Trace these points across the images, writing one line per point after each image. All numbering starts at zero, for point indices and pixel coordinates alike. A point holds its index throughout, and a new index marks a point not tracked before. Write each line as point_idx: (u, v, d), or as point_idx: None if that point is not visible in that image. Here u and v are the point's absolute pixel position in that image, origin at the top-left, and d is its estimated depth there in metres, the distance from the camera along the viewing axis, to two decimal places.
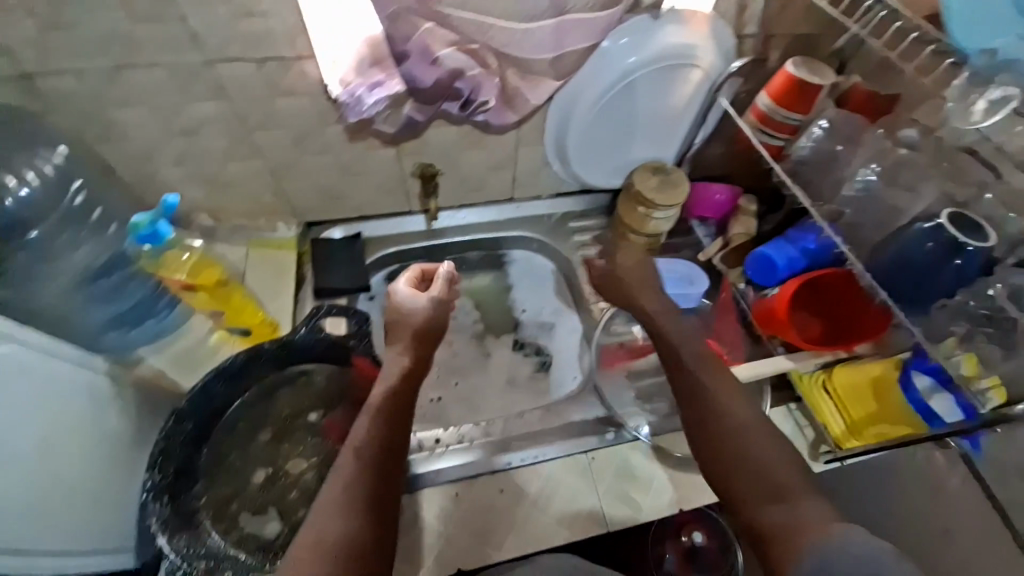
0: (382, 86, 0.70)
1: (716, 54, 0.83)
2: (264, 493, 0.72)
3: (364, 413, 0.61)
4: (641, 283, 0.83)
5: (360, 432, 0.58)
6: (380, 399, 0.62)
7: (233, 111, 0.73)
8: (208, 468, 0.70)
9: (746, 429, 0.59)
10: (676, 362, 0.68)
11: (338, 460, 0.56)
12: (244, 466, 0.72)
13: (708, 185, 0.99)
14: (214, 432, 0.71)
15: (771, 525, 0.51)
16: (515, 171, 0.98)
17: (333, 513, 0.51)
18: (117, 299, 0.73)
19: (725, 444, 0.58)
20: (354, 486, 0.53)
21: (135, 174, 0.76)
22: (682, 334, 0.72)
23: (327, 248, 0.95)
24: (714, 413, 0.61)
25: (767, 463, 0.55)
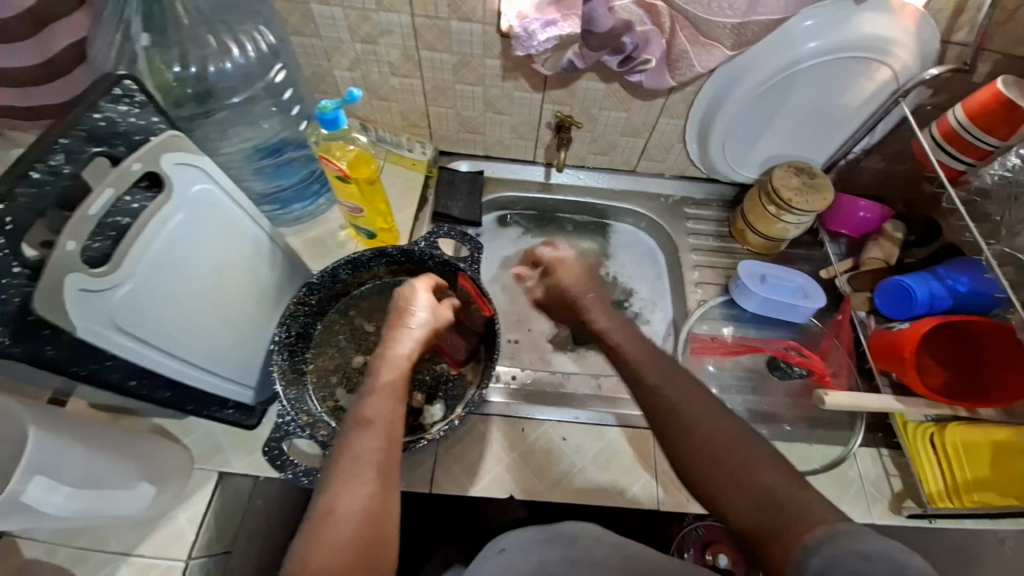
0: (555, 25, 0.71)
1: (913, 55, 0.76)
2: (361, 376, 0.78)
3: (372, 391, 0.58)
4: (622, 326, 0.69)
5: (366, 411, 0.55)
6: (385, 380, 0.59)
7: (411, 25, 0.78)
8: (321, 341, 0.79)
9: (722, 426, 0.51)
10: (673, 414, 0.54)
11: (347, 437, 0.53)
12: (347, 347, 0.80)
13: (857, 199, 0.91)
14: (331, 311, 0.81)
15: (777, 530, 0.42)
16: (648, 142, 0.97)
17: (355, 477, 0.49)
18: (276, 178, 0.84)
19: (722, 485, 0.48)
20: (364, 469, 0.50)
21: (313, 72, 0.87)
22: (680, 381, 0.57)
23: (454, 175, 1.01)
24: (710, 449, 0.50)
25: (780, 490, 0.45)
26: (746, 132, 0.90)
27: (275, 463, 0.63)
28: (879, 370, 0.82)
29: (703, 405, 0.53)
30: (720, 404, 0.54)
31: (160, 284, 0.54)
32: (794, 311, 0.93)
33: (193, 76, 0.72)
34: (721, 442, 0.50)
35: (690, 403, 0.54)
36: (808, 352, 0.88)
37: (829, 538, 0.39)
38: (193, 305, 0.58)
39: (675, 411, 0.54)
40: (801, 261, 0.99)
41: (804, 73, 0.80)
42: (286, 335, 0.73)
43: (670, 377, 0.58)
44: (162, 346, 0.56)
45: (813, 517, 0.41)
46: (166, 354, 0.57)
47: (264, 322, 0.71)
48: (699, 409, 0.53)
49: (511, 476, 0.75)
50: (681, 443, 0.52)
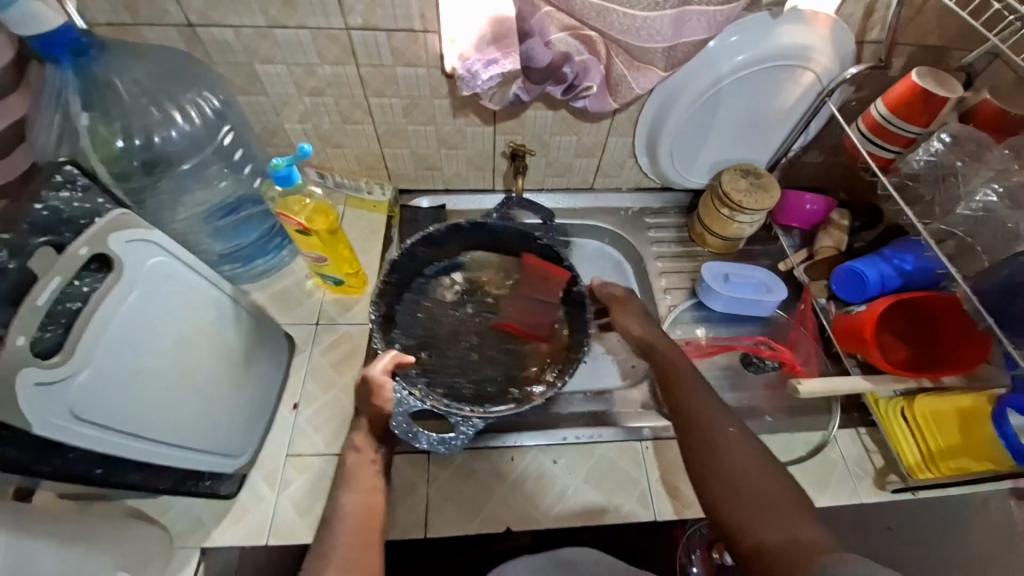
0: (496, 63, 0.73)
1: (830, 57, 0.82)
2: (452, 352, 0.83)
3: (346, 482, 0.62)
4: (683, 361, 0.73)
5: (342, 501, 0.59)
6: (360, 475, 0.62)
7: (358, 75, 0.80)
8: (407, 323, 0.83)
9: (756, 468, 0.57)
10: (714, 437, 0.61)
11: (324, 534, 0.57)
12: (436, 326, 0.84)
13: (801, 194, 0.97)
14: (414, 292, 0.86)
15: (797, 555, 0.48)
16: (601, 160, 1.00)
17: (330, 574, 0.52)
18: (237, 237, 0.84)
19: (752, 514, 0.53)
20: (333, 550, 0.55)
21: (264, 127, 0.87)
22: (720, 417, 0.63)
23: (416, 211, 1.02)
24: (740, 476, 0.57)
25: (790, 522, 0.52)
26: (690, 142, 0.95)
27: (407, 436, 0.65)
28: (844, 352, 0.86)
29: (739, 438, 0.60)
30: (753, 440, 0.60)
31: (122, 364, 0.52)
32: (761, 306, 0.95)
33: (139, 149, 0.73)
34: (749, 472, 0.57)
35: (733, 443, 0.60)
36: (777, 345, 0.91)
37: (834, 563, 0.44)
38: (164, 380, 0.57)
39: (713, 435, 0.61)
40: (760, 256, 1.03)
41: (735, 83, 0.85)
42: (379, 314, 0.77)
43: (722, 417, 0.63)
44: (127, 429, 0.53)
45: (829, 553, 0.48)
46: (132, 436, 0.54)
47: (238, 388, 0.69)
48: (737, 442, 0.60)
49: (506, 508, 0.74)
50: (717, 466, 0.58)
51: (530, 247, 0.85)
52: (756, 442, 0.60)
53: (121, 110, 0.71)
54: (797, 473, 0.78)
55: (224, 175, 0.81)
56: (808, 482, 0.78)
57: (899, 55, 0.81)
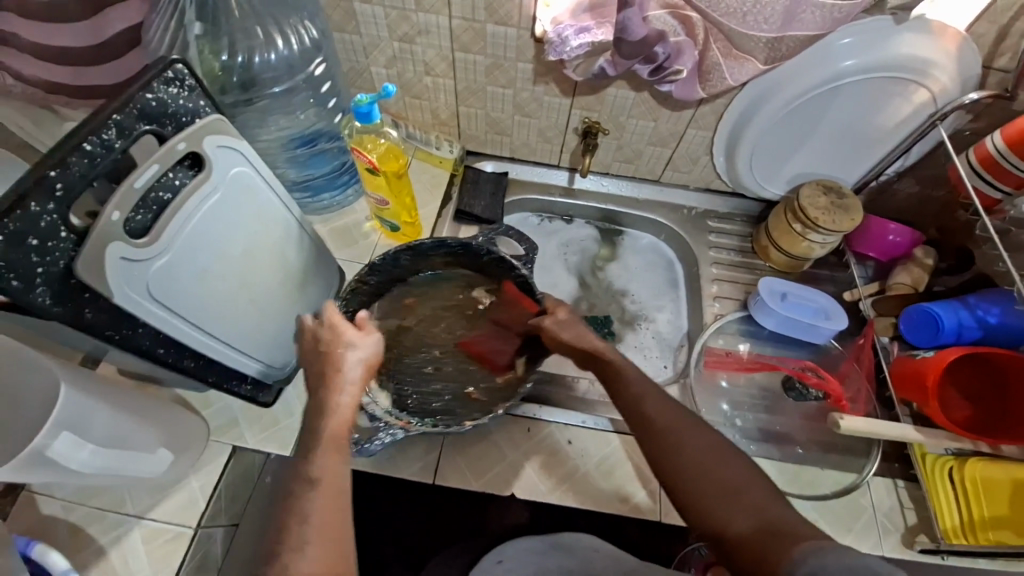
0: (588, 33, 0.73)
1: (953, 78, 0.74)
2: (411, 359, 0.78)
3: (314, 446, 0.52)
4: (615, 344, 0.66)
5: (315, 469, 0.50)
6: (331, 428, 0.54)
7: (449, 27, 0.81)
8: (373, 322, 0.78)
9: (718, 451, 0.53)
10: (669, 427, 0.55)
11: (293, 500, 0.48)
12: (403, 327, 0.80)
13: (886, 223, 0.90)
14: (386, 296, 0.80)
15: (772, 544, 0.44)
16: (674, 152, 0.97)
17: (303, 531, 0.45)
18: (310, 167, 0.88)
19: (722, 505, 0.49)
20: (304, 523, 0.46)
21: (352, 67, 0.90)
22: (670, 406, 0.57)
23: (478, 174, 1.03)
24: (703, 464, 0.52)
25: (762, 506, 0.48)
26: (776, 148, 0.89)
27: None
28: (900, 399, 0.80)
29: (695, 425, 0.55)
30: (708, 425, 0.55)
31: (194, 257, 0.56)
32: (813, 333, 0.90)
33: (238, 65, 0.75)
34: (714, 459, 0.52)
35: (686, 429, 0.55)
36: (825, 374, 0.86)
37: (814, 549, 0.41)
38: (228, 281, 0.61)
39: (669, 426, 0.55)
40: (825, 282, 0.97)
41: (840, 90, 0.78)
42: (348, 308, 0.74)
43: (669, 402, 0.58)
44: (190, 318, 0.58)
45: (801, 539, 0.44)
46: (194, 326, 0.59)
47: (293, 306, 0.73)
48: (694, 429, 0.55)
49: (513, 474, 0.75)
50: (680, 458, 0.52)
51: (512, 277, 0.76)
52: (712, 430, 0.55)
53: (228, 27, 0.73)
54: (818, 508, 0.75)
55: (307, 106, 0.83)
56: (828, 521, 0.74)
57: None
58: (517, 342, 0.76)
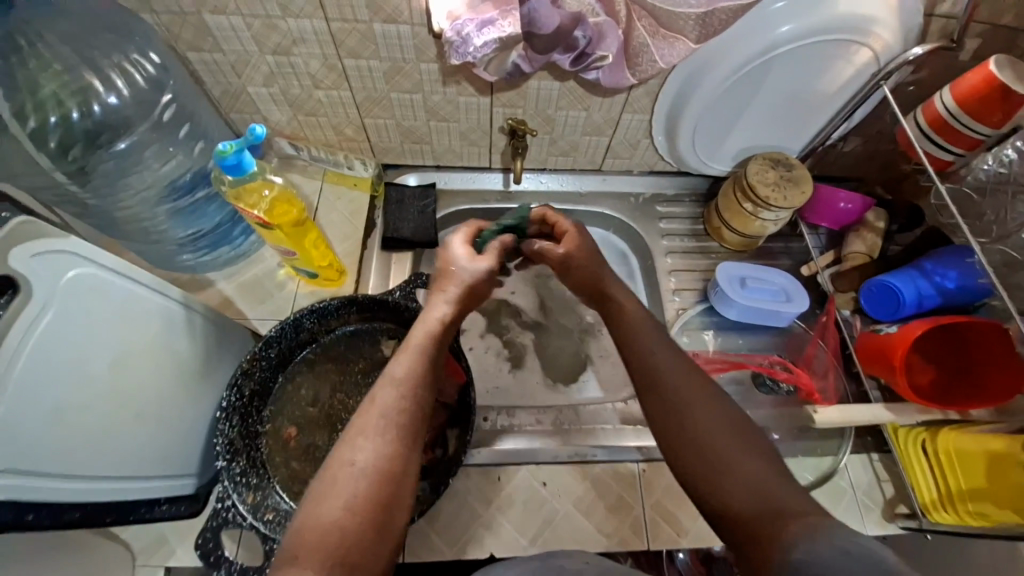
0: (493, 26, 0.61)
1: (894, 33, 0.68)
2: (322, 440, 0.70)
3: (403, 349, 0.54)
4: (625, 291, 0.64)
5: (400, 370, 0.52)
6: (414, 336, 0.55)
7: (328, 31, 0.67)
8: (281, 400, 0.71)
9: (711, 405, 0.50)
10: (658, 372, 0.53)
11: (373, 392, 0.50)
12: (309, 408, 0.72)
13: (836, 191, 0.86)
14: (295, 366, 0.73)
15: (767, 516, 0.42)
16: (612, 140, 0.88)
17: (370, 432, 0.47)
18: (198, 219, 0.75)
19: (711, 472, 0.46)
20: (384, 411, 0.48)
21: (222, 91, 0.74)
22: (672, 359, 0.54)
23: (401, 191, 0.91)
24: (696, 421, 0.49)
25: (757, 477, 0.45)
26: (718, 125, 0.82)
27: (208, 560, 0.56)
28: (866, 374, 0.78)
29: (702, 392, 0.51)
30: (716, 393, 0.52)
31: (43, 398, 0.43)
32: (779, 319, 0.86)
33: (76, 124, 0.65)
34: (718, 425, 0.48)
35: (683, 383, 0.52)
36: (793, 368, 0.83)
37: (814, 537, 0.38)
38: (96, 407, 0.48)
39: (676, 387, 0.52)
40: (780, 255, 0.94)
41: (778, 60, 0.71)
42: (238, 397, 0.65)
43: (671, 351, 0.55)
44: (62, 472, 0.45)
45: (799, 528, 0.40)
46: (71, 478, 0.46)
47: (196, 400, 0.62)
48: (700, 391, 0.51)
49: (488, 532, 0.69)
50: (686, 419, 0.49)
51: None
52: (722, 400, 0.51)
53: (50, 86, 0.63)
54: None
55: (165, 155, 0.72)
56: None
57: (974, 36, 0.68)
58: (441, 414, 0.71)
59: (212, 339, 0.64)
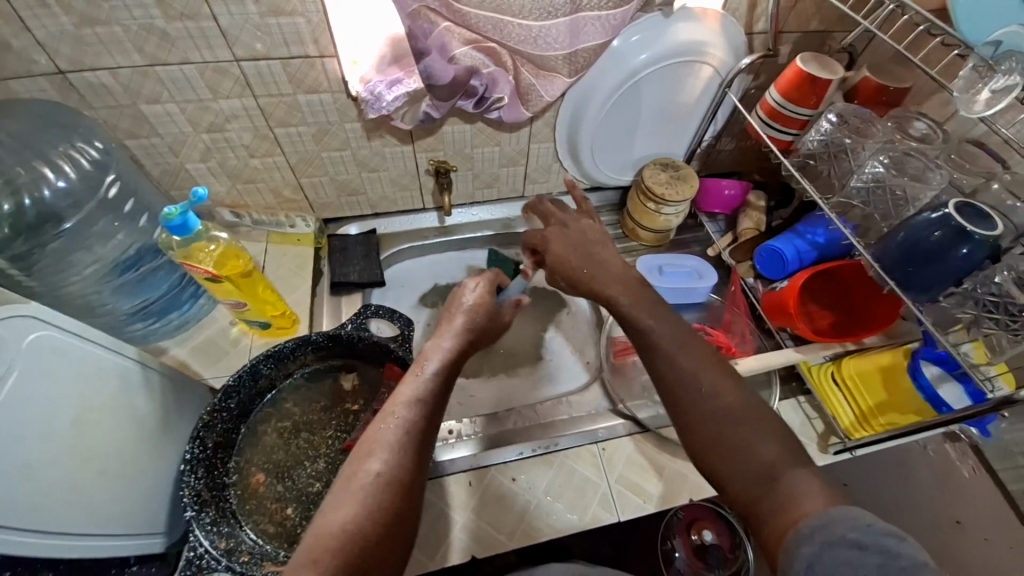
0: (401, 83, 0.74)
1: (725, 50, 0.85)
2: (293, 479, 0.73)
3: (371, 447, 0.53)
4: (651, 301, 0.65)
5: (373, 469, 0.51)
6: (425, 357, 0.63)
7: (257, 106, 0.76)
8: (247, 449, 0.74)
9: (718, 385, 0.55)
10: (671, 353, 0.58)
11: (386, 406, 0.57)
12: (276, 453, 0.75)
13: (719, 180, 1.01)
14: (258, 413, 0.77)
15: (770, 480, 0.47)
16: (527, 168, 1.01)
17: (377, 450, 0.52)
18: (147, 290, 0.79)
19: (711, 429, 0.52)
20: (354, 500, 0.49)
21: (162, 170, 0.81)
22: (692, 346, 0.59)
23: (344, 241, 0.98)
24: (696, 389, 0.55)
25: (746, 433, 0.51)
26: (609, 142, 0.97)
27: None
28: (775, 327, 0.88)
29: (718, 376, 0.56)
30: (744, 391, 0.54)
31: (13, 456, 0.46)
32: (696, 295, 0.98)
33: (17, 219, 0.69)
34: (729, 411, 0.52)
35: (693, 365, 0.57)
36: (712, 330, 0.95)
37: (824, 524, 0.41)
38: (59, 464, 0.51)
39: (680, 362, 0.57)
40: (691, 243, 1.07)
41: (640, 82, 0.87)
42: (201, 449, 0.68)
43: (690, 338, 0.60)
44: (27, 525, 0.47)
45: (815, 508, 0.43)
46: (37, 533, 0.48)
47: (153, 453, 0.64)
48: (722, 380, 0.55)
49: (470, 535, 0.72)
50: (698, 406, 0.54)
51: (390, 358, 0.77)
52: (742, 387, 0.55)
53: None
54: None
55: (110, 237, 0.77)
56: None
57: (789, 42, 0.85)
58: None
59: (166, 396, 0.67)
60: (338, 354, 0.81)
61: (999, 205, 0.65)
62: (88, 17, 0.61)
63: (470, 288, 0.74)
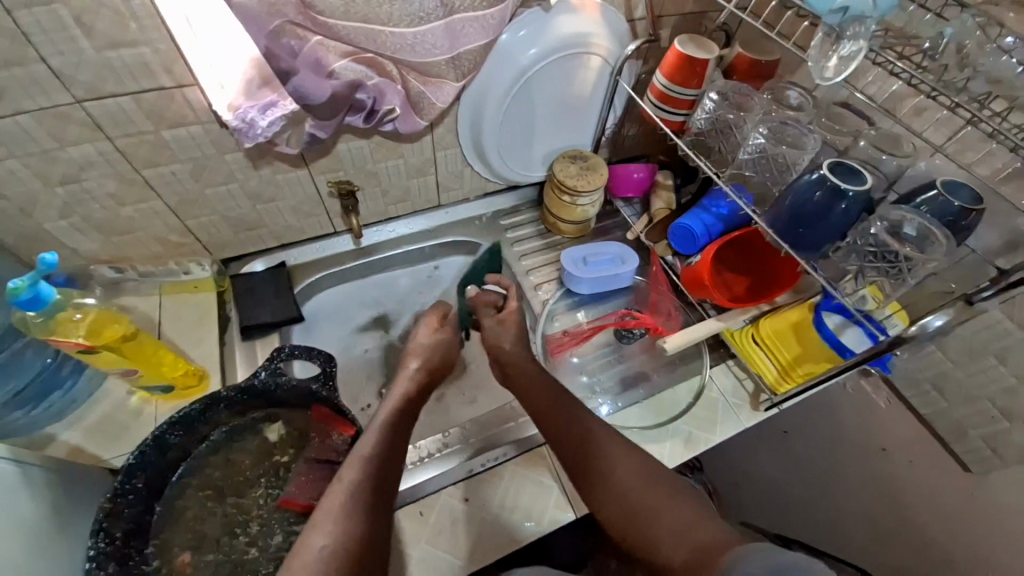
0: (275, 106, 0.67)
1: (610, 39, 0.86)
2: (226, 548, 0.69)
3: (317, 518, 0.51)
4: (561, 399, 0.69)
5: (319, 542, 0.49)
6: (378, 417, 0.64)
7: (115, 149, 0.68)
8: (167, 529, 0.68)
9: (623, 468, 0.58)
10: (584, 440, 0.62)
11: (340, 472, 0.56)
12: (202, 526, 0.70)
13: (627, 165, 1.03)
14: (173, 486, 0.70)
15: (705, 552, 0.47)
16: (437, 177, 0.98)
17: (326, 519, 0.51)
18: (13, 376, 0.69)
19: (636, 523, 0.53)
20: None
21: (12, 235, 0.71)
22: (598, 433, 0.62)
23: (250, 280, 0.91)
24: (615, 478, 0.57)
25: (658, 504, 0.53)
26: (515, 142, 0.96)
27: None
28: (696, 299, 0.92)
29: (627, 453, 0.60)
30: (663, 469, 0.58)
31: None
32: (622, 280, 1.00)
33: None
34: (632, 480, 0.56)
35: (607, 458, 0.59)
36: (638, 313, 0.97)
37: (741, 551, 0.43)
38: None
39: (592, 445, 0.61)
40: (612, 230, 1.09)
41: (534, 79, 0.86)
42: (107, 544, 0.60)
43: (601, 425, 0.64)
44: None
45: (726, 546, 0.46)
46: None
47: (48, 559, 0.55)
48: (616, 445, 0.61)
49: (428, 566, 0.69)
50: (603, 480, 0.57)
51: (313, 400, 0.72)
52: (644, 458, 0.59)
53: None
54: (687, 422, 0.84)
55: None
56: (698, 427, 0.83)
57: (668, 26, 0.88)
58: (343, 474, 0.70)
59: (52, 493, 0.59)
60: (256, 407, 0.74)
61: (869, 160, 0.70)
62: None
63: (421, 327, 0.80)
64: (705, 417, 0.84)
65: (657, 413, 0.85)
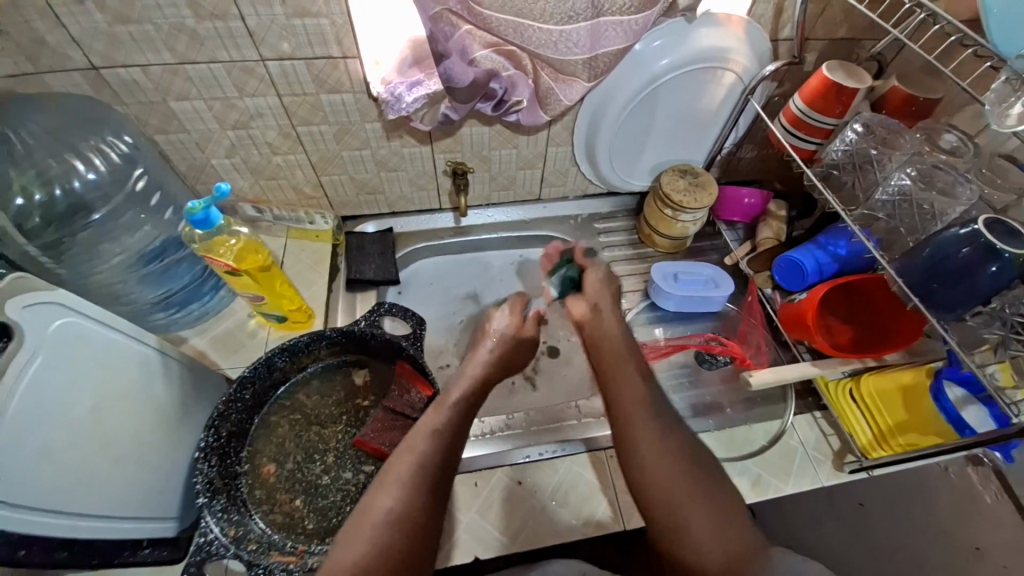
0: (420, 85, 0.75)
1: (748, 57, 0.84)
2: (301, 472, 0.75)
3: (385, 482, 0.54)
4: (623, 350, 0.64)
5: (385, 506, 0.52)
6: (458, 386, 0.65)
7: (280, 105, 0.78)
8: (260, 439, 0.76)
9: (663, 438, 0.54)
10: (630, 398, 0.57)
11: (409, 440, 0.58)
12: (286, 443, 0.77)
13: (739, 188, 1.00)
14: (272, 402, 0.79)
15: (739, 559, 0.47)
16: (544, 171, 1.00)
17: (396, 491, 0.53)
18: (167, 281, 0.82)
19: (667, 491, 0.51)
20: (363, 539, 0.50)
21: (188, 164, 0.84)
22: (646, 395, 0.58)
23: (361, 238, 1.00)
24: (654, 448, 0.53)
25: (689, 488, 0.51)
26: (628, 148, 0.96)
27: None
28: (792, 340, 0.87)
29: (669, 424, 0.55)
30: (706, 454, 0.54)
31: (31, 439, 0.48)
32: (711, 304, 0.97)
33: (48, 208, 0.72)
34: (674, 469, 0.51)
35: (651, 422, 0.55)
36: (726, 341, 0.94)
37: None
38: (80, 449, 0.53)
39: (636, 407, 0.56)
40: (709, 251, 1.06)
41: (661, 88, 0.86)
42: (215, 438, 0.69)
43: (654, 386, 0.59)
44: (46, 506, 0.50)
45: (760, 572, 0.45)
46: (47, 512, 0.50)
47: (171, 441, 0.66)
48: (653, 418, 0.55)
49: (474, 535, 0.72)
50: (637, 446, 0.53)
51: (401, 355, 0.78)
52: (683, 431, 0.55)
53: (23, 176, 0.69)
54: (759, 463, 0.79)
55: (138, 228, 0.80)
56: (770, 472, 0.78)
57: (815, 50, 0.84)
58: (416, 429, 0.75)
59: (184, 387, 0.69)
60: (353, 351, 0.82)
61: None
62: (122, 17, 0.63)
63: (500, 313, 0.78)
64: (779, 464, 0.79)
65: (726, 447, 0.82)
